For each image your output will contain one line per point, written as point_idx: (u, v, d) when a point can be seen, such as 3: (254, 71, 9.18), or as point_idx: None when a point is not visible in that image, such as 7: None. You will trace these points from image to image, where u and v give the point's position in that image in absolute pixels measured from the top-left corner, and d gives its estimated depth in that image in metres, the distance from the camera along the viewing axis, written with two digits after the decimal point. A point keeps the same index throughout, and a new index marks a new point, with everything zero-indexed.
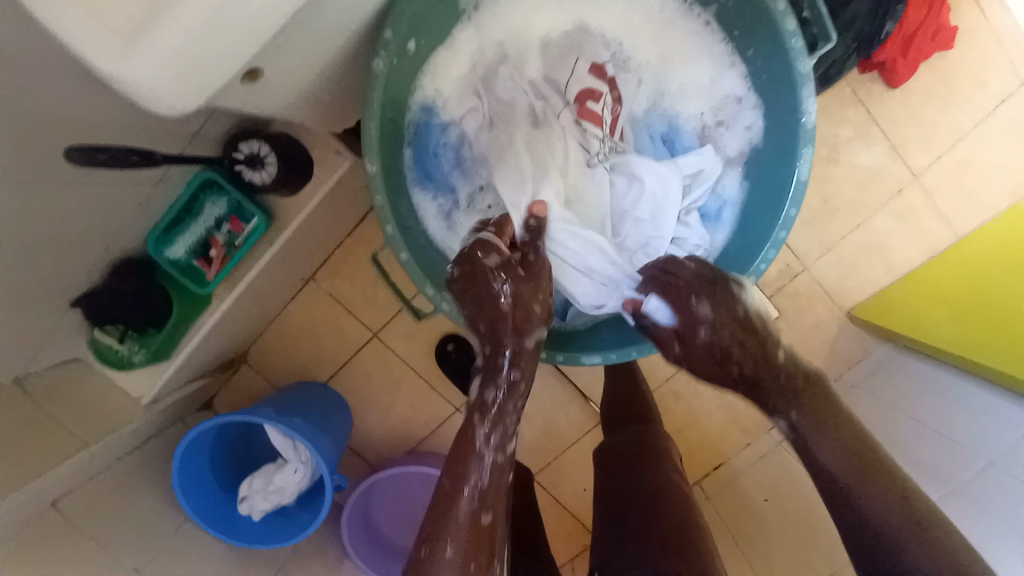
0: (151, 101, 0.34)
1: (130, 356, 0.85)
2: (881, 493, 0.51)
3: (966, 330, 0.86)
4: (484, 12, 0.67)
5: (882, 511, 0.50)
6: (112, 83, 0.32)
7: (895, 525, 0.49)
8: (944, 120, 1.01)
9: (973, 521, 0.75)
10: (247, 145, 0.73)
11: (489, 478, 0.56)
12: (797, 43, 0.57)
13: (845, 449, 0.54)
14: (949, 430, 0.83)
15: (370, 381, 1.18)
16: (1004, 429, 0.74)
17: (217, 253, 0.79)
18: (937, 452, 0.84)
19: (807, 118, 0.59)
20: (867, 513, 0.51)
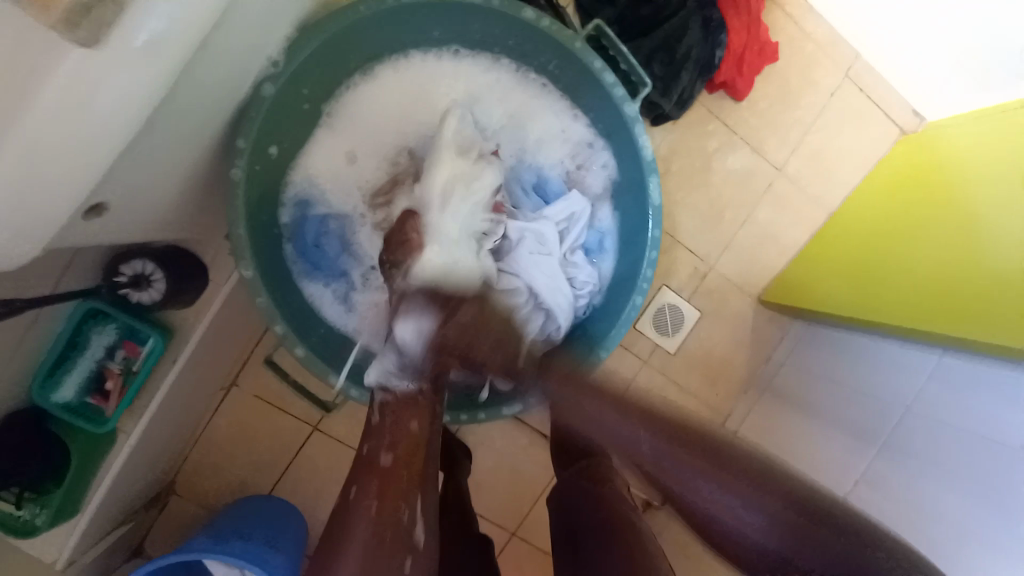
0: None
1: (31, 520, 0.74)
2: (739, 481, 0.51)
3: (864, 291, 0.95)
4: (337, 108, 0.70)
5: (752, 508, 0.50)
6: None
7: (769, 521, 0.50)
8: (789, 119, 1.16)
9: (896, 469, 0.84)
10: (129, 265, 0.70)
11: (402, 435, 0.58)
12: (619, 91, 0.65)
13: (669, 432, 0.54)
14: (854, 382, 0.95)
15: (322, 475, 1.10)
16: (909, 369, 0.84)
17: (114, 385, 0.73)
18: (850, 404, 0.95)
19: (644, 152, 0.66)
20: (729, 510, 0.51)
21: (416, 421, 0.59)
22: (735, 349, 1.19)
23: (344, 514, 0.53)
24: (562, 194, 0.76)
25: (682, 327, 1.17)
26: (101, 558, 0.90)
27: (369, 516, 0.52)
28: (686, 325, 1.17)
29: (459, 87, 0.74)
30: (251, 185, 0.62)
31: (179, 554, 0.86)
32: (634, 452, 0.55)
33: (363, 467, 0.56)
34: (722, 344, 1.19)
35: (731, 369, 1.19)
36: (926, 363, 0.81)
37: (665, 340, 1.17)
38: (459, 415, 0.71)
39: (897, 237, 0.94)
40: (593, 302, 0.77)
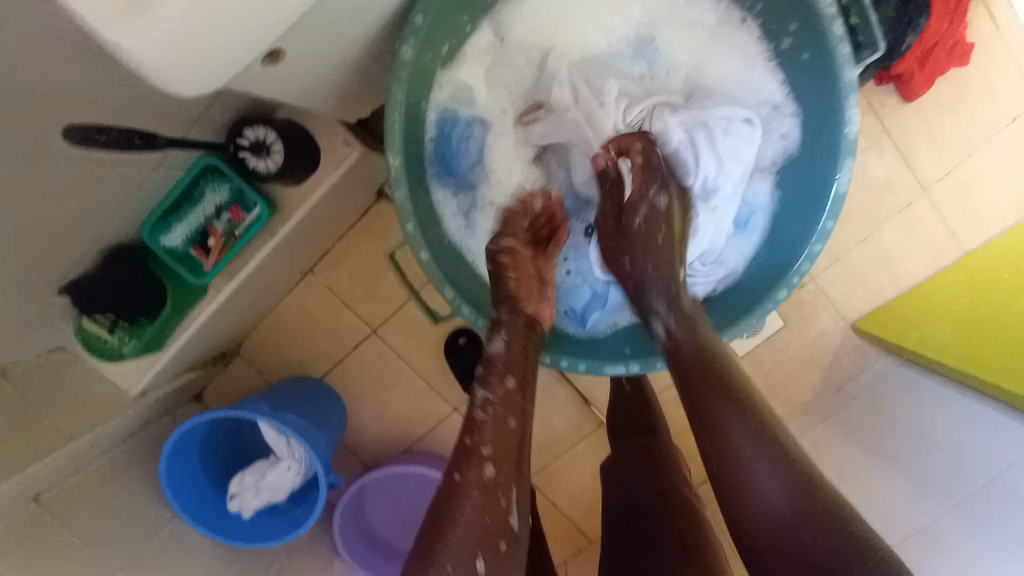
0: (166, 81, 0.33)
1: (119, 347, 0.81)
2: (770, 450, 0.49)
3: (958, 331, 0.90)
4: (501, 11, 0.66)
5: (774, 469, 0.48)
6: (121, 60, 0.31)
7: (793, 493, 0.47)
8: (956, 135, 1.01)
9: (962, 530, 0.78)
10: (251, 130, 0.71)
11: (499, 426, 0.55)
12: (844, 49, 0.57)
13: (761, 432, 0.50)
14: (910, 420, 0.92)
15: (368, 378, 1.15)
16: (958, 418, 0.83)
17: (215, 243, 0.76)
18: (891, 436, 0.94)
19: (848, 129, 0.60)
20: (754, 478, 0.49)
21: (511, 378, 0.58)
22: (806, 369, 1.10)
23: (451, 497, 0.51)
24: (737, 140, 0.66)
25: (759, 332, 1.08)
26: (170, 393, 0.99)
27: (474, 495, 0.51)
28: (765, 331, 1.08)
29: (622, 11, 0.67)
30: (415, 70, 0.59)
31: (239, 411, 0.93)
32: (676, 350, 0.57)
33: (468, 455, 0.53)
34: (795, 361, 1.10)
35: (797, 387, 1.11)
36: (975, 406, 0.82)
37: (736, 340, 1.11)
38: (557, 360, 0.67)
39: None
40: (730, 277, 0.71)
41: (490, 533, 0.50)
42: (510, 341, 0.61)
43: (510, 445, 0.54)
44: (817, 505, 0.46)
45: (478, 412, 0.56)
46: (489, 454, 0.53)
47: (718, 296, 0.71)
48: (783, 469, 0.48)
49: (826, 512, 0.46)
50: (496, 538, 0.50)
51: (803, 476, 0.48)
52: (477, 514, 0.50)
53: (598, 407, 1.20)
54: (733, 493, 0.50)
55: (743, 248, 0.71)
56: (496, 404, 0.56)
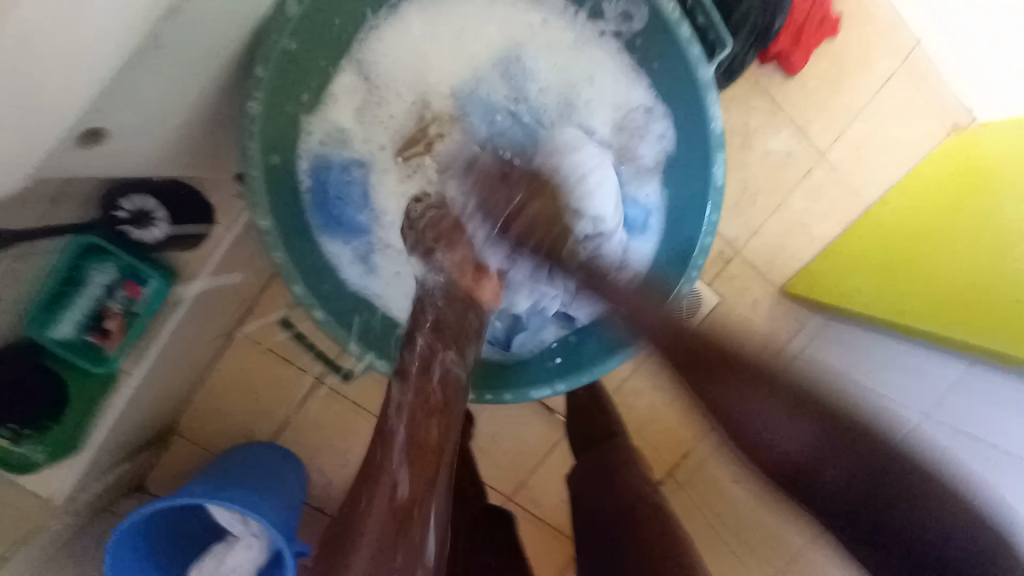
0: None
1: (28, 457, 0.72)
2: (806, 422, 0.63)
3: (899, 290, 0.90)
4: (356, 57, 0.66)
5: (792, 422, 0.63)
6: None
7: (810, 437, 0.63)
8: (841, 101, 1.08)
9: None
10: (130, 200, 0.64)
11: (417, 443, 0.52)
12: (694, 50, 0.59)
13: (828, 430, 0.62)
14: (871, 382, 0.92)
15: (321, 430, 1.10)
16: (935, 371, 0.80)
17: (116, 325, 0.71)
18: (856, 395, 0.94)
19: (714, 123, 0.61)
20: (771, 421, 0.63)
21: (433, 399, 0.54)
22: (749, 337, 1.13)
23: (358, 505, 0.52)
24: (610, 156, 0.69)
25: (699, 312, 1.11)
26: (99, 494, 0.91)
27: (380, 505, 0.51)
28: (704, 310, 1.11)
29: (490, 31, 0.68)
30: (269, 121, 0.59)
31: (178, 500, 0.85)
32: (678, 329, 0.58)
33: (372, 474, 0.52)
34: (738, 333, 1.13)
35: None
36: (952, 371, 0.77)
37: None
38: (483, 395, 0.68)
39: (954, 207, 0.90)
40: None
41: (403, 529, 0.50)
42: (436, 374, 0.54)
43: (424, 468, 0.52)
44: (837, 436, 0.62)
45: (394, 425, 0.53)
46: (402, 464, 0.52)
47: None
48: (813, 398, 0.63)
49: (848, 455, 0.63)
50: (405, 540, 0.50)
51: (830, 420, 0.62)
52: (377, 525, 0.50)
53: (562, 412, 1.19)
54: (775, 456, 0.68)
55: (643, 248, 0.73)
56: (408, 416, 0.53)
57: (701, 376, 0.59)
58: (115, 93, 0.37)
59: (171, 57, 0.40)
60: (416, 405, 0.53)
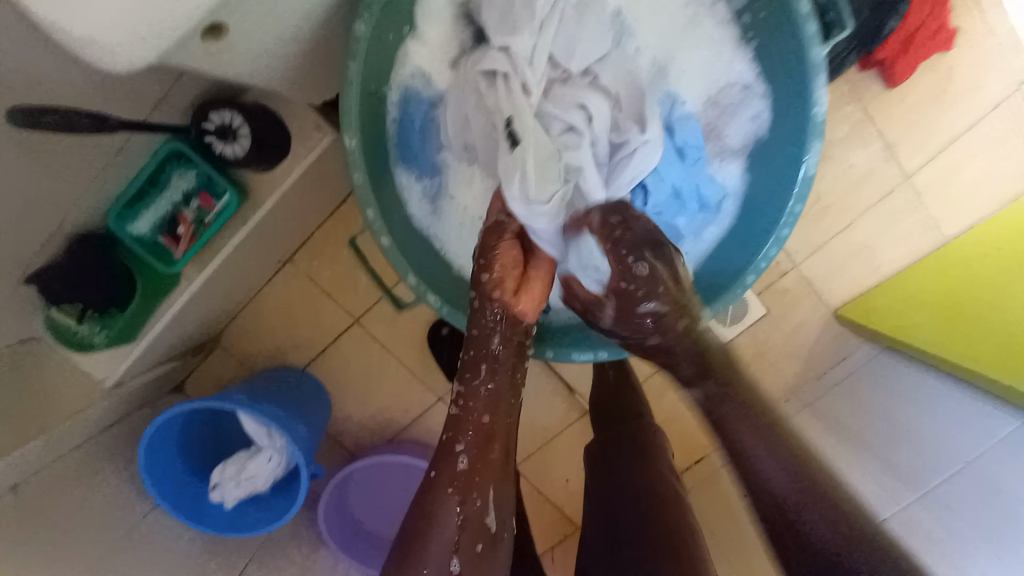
0: (110, 58, 0.34)
1: (90, 337, 0.80)
2: (770, 446, 0.56)
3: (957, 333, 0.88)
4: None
5: (779, 468, 0.56)
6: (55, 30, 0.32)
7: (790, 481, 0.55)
8: (942, 122, 1.00)
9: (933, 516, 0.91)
10: (217, 113, 0.68)
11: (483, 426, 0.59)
12: (812, 27, 0.56)
13: (790, 464, 0.55)
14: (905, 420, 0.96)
15: (351, 368, 1.14)
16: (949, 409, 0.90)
17: (185, 231, 0.74)
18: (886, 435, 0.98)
19: (817, 109, 0.59)
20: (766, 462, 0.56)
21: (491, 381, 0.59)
22: (789, 354, 1.10)
23: (430, 503, 0.58)
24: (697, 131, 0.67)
25: (741, 319, 1.08)
26: (147, 385, 0.99)
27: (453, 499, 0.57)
28: (747, 318, 1.08)
29: None
30: (374, 47, 0.59)
31: (218, 401, 0.91)
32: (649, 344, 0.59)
33: (444, 453, 0.59)
34: (778, 348, 1.10)
35: (779, 372, 1.11)
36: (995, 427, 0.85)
37: (719, 328, 1.10)
38: None
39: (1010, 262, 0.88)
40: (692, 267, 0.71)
41: (473, 510, 0.57)
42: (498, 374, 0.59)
43: (489, 462, 0.58)
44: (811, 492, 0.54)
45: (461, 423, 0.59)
46: (467, 452, 0.58)
47: None
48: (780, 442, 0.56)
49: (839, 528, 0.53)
50: (478, 520, 0.58)
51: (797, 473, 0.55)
52: (452, 520, 0.57)
53: (583, 394, 1.20)
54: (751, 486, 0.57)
55: (712, 230, 0.71)
56: (483, 410, 0.59)
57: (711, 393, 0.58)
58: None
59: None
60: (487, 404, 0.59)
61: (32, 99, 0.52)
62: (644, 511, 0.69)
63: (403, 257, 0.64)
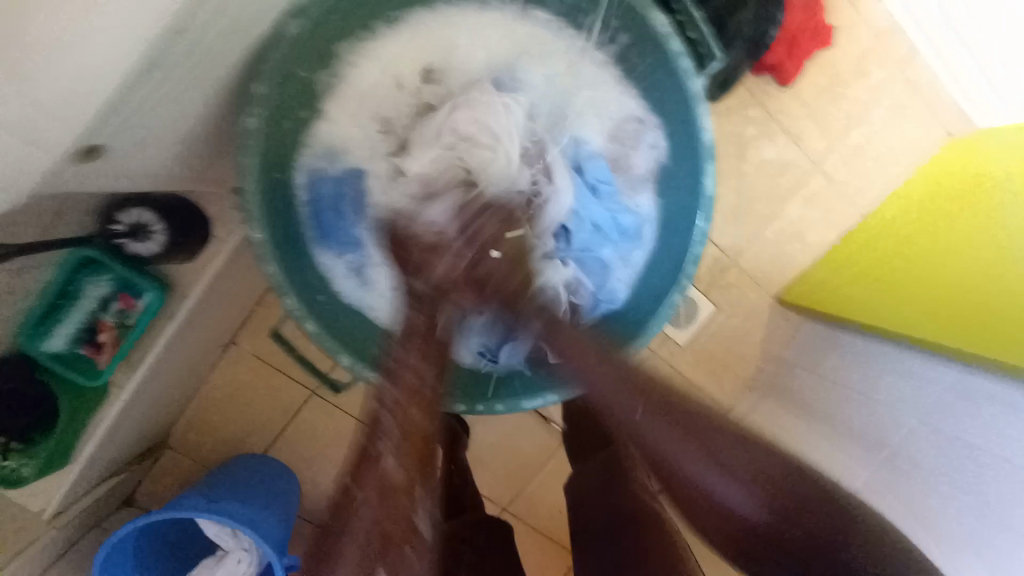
0: None
1: (17, 470, 0.70)
2: (715, 462, 0.54)
3: (921, 308, 0.84)
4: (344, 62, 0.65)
5: (728, 479, 0.53)
6: None
7: (753, 497, 0.52)
8: (836, 111, 1.09)
9: (907, 481, 0.78)
10: (127, 213, 0.66)
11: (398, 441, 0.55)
12: (684, 63, 0.61)
13: (681, 424, 0.56)
14: (868, 389, 0.90)
15: (316, 442, 1.09)
16: (919, 383, 0.80)
17: (108, 337, 0.70)
18: (843, 404, 0.94)
19: (705, 135, 0.63)
20: (721, 485, 0.53)
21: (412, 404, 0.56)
22: (746, 346, 1.14)
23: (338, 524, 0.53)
24: (603, 169, 0.71)
25: (695, 319, 1.12)
26: (91, 506, 0.90)
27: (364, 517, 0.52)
28: (700, 318, 1.12)
29: (481, 45, 0.69)
30: (268, 134, 0.59)
31: (170, 512, 0.84)
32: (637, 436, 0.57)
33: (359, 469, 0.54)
34: (734, 341, 1.13)
35: (740, 365, 1.14)
36: (949, 374, 0.74)
37: (676, 332, 1.12)
38: (473, 407, 0.68)
39: (908, 241, 0.97)
40: (622, 296, 0.73)
41: (394, 503, 0.53)
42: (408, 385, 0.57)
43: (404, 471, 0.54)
44: (785, 508, 0.50)
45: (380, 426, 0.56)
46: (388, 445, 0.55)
47: (611, 317, 0.73)
48: (753, 488, 0.52)
49: (787, 515, 0.50)
50: (399, 507, 0.53)
51: (764, 483, 0.52)
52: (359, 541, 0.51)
53: (559, 422, 1.19)
54: (707, 514, 0.54)
55: (637, 256, 0.73)
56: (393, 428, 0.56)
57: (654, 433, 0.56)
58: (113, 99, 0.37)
59: (163, 71, 0.40)
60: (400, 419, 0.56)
61: None
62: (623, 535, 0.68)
63: (330, 338, 0.64)
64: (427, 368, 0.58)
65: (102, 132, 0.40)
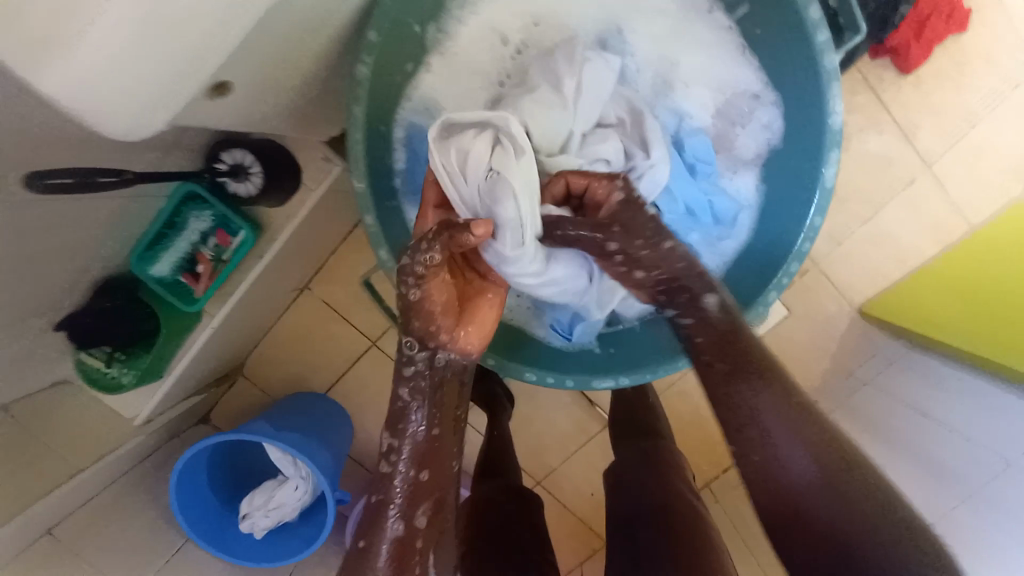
0: (101, 118, 0.35)
1: (118, 378, 0.81)
2: (796, 428, 0.50)
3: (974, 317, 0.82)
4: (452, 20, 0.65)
5: (804, 449, 0.49)
6: (57, 99, 0.32)
7: (816, 461, 0.49)
8: (962, 106, 0.97)
9: (975, 519, 0.70)
10: (229, 154, 0.70)
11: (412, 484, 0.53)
12: (823, 36, 0.55)
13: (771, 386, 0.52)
14: (936, 412, 0.81)
15: (370, 391, 1.15)
16: (985, 408, 0.73)
17: (205, 269, 0.76)
18: (917, 429, 0.83)
19: (833, 118, 0.58)
20: (784, 439, 0.50)
21: (432, 429, 0.54)
22: (814, 355, 1.07)
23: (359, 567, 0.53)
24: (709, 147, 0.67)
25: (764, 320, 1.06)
26: (175, 418, 1.01)
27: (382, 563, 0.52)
28: (769, 319, 1.06)
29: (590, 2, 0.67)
30: (375, 86, 0.60)
31: (242, 433, 0.92)
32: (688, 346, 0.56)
33: (376, 517, 0.53)
34: (803, 348, 1.07)
35: (806, 375, 1.08)
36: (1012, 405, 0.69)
37: None
38: (544, 377, 0.67)
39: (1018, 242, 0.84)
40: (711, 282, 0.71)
41: (407, 558, 0.52)
42: (424, 415, 0.54)
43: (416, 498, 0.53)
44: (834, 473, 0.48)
45: (389, 490, 0.54)
46: (399, 511, 0.53)
47: None
48: (817, 445, 0.49)
49: (859, 498, 0.47)
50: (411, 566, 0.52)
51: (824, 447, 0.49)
52: None
53: (603, 406, 1.18)
54: (758, 473, 0.51)
55: (728, 244, 0.70)
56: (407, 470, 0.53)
57: (729, 367, 0.53)
58: (246, 57, 0.40)
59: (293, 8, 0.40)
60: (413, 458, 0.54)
61: (65, 154, 0.54)
62: (661, 526, 0.67)
63: None
64: (436, 404, 0.54)
65: (233, 70, 0.40)
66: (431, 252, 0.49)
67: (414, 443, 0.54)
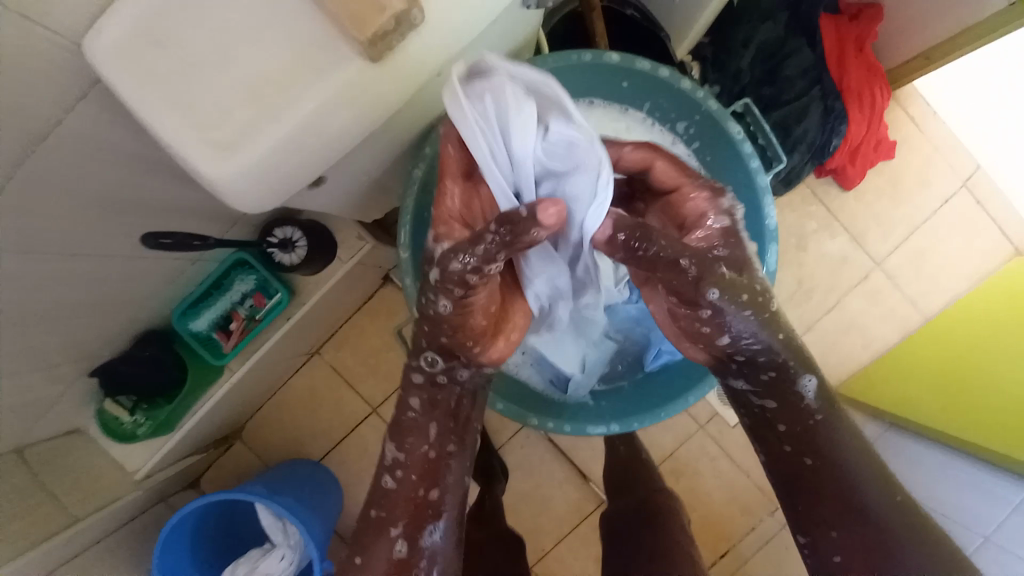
0: (239, 199, 0.45)
1: (133, 429, 0.87)
2: (866, 493, 0.54)
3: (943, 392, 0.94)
4: None
5: (880, 506, 0.53)
6: (216, 185, 0.43)
7: (894, 520, 0.53)
8: (898, 216, 1.15)
9: None
10: (281, 229, 0.81)
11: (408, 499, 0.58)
12: (755, 162, 0.72)
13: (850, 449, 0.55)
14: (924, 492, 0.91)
15: (369, 458, 1.17)
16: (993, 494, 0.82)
17: (237, 326, 0.85)
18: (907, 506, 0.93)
19: (769, 220, 0.71)
20: (860, 504, 0.53)
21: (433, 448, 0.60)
22: None
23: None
24: None
25: None
26: (171, 478, 1.01)
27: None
28: None
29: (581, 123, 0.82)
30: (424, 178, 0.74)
31: (236, 493, 0.93)
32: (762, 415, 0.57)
33: (375, 533, 0.58)
34: None
35: None
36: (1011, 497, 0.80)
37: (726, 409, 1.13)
38: (545, 421, 0.74)
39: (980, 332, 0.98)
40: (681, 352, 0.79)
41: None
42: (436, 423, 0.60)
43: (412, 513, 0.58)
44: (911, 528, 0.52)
45: (385, 499, 0.59)
46: (400, 530, 0.58)
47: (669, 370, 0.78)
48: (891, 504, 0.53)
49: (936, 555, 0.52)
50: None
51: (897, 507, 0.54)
52: None
53: (597, 482, 1.20)
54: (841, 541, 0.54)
55: None
56: (404, 482, 0.59)
57: (803, 439, 0.55)
58: (344, 164, 0.52)
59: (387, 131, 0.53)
60: (415, 467, 0.59)
61: (151, 223, 0.66)
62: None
63: None
64: (444, 414, 0.60)
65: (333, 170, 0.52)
66: (489, 247, 0.50)
67: (417, 457, 0.59)
